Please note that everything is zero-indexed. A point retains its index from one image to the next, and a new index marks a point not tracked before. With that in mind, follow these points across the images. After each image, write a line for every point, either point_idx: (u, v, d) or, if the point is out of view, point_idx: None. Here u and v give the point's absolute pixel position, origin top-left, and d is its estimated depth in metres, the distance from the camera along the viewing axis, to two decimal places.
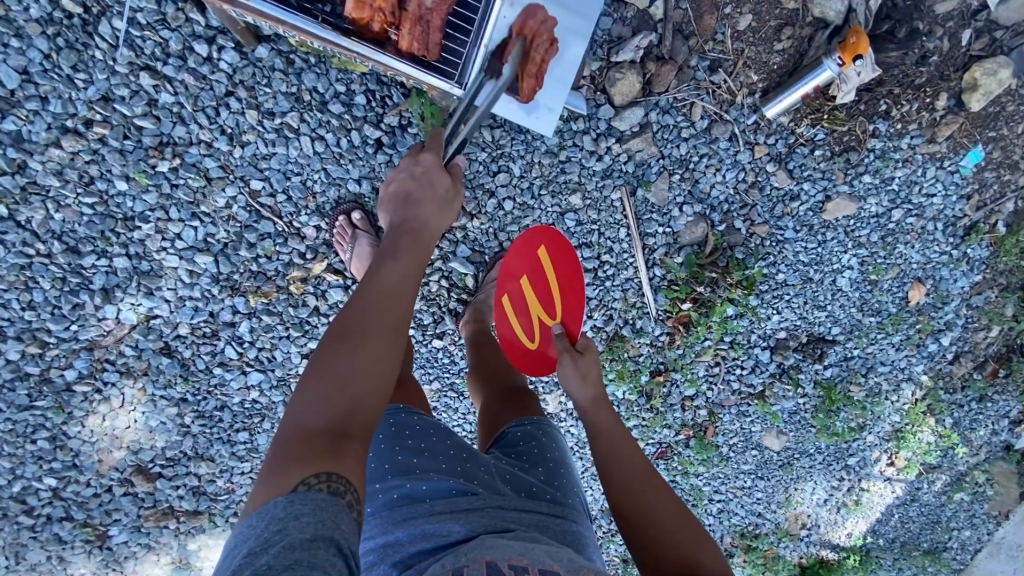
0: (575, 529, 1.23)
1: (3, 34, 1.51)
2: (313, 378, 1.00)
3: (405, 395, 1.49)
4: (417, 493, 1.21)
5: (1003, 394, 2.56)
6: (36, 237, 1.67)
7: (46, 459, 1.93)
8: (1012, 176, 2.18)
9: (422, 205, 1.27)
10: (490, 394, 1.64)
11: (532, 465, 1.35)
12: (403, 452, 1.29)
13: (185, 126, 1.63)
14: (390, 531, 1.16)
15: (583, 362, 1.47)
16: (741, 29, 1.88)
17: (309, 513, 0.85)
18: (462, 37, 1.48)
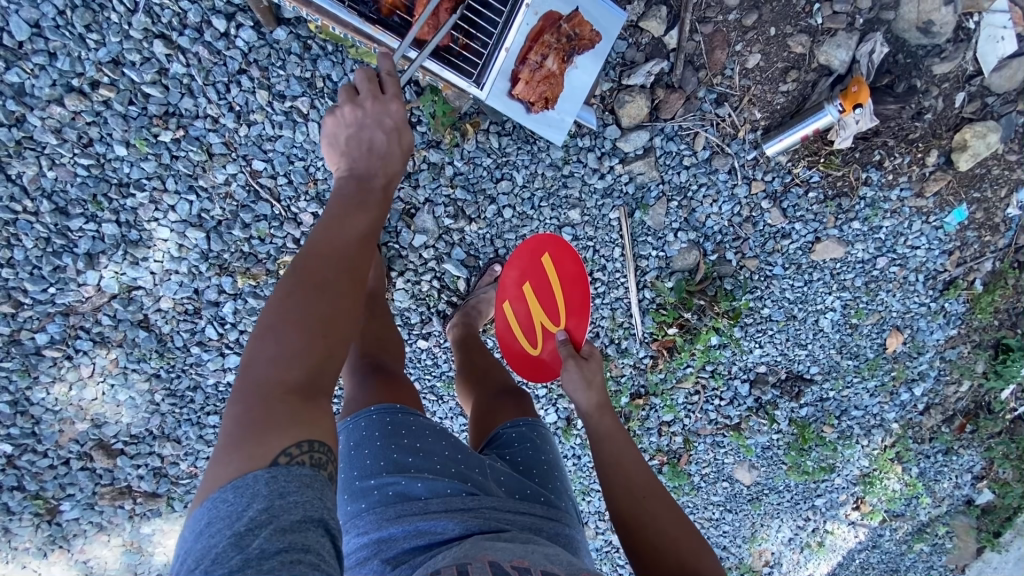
0: (568, 533, 1.24)
1: None
2: (269, 348, 0.92)
3: (401, 395, 1.40)
4: (412, 490, 1.20)
5: (969, 448, 2.61)
6: (25, 194, 1.62)
7: (4, 424, 1.89)
8: (992, 238, 2.26)
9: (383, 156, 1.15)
10: (481, 398, 1.63)
11: (527, 467, 1.35)
12: (396, 449, 1.26)
13: (193, 99, 1.59)
14: (384, 528, 1.15)
15: (587, 367, 1.51)
16: (749, 67, 1.90)
17: (294, 492, 0.83)
18: (484, 38, 1.51)
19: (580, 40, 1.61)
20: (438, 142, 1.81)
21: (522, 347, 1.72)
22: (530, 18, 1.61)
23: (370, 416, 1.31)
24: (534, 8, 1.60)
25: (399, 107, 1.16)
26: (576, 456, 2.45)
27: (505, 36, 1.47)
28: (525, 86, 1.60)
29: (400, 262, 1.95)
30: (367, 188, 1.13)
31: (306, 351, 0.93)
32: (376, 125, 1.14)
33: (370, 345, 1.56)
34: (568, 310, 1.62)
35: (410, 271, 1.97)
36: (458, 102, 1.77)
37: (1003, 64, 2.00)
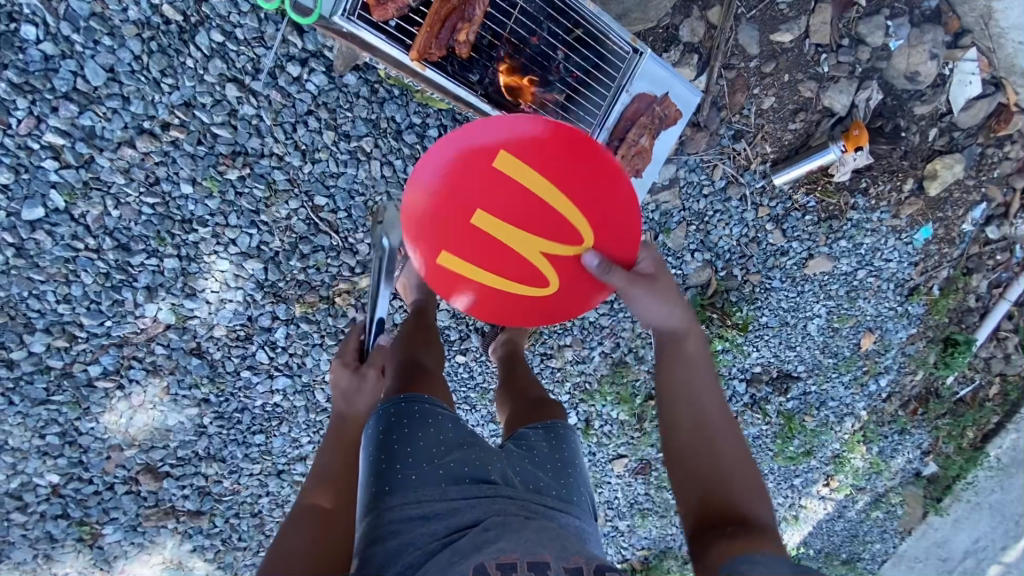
0: (575, 523, 1.31)
1: (94, 30, 1.46)
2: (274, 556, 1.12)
3: (437, 390, 1.50)
4: (433, 477, 1.26)
5: (920, 428, 3.01)
6: (87, 232, 1.62)
7: (51, 455, 1.89)
8: (950, 250, 2.60)
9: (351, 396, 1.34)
10: (518, 402, 1.70)
11: (543, 460, 1.40)
12: (423, 437, 1.32)
13: (261, 138, 1.63)
14: (405, 511, 1.20)
15: (654, 287, 1.29)
16: (764, 108, 2.10)
17: None
18: (590, 118, 1.68)
19: (667, 119, 1.71)
20: None
21: (528, 303, 1.30)
22: (624, 98, 1.68)
23: (398, 404, 1.38)
24: (629, 89, 1.67)
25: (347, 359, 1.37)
26: (591, 453, 2.66)
27: (607, 118, 1.67)
28: (623, 162, 1.69)
29: None
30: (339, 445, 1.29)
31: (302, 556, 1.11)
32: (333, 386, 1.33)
33: (417, 343, 1.66)
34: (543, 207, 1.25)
35: None
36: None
37: (970, 104, 2.29)
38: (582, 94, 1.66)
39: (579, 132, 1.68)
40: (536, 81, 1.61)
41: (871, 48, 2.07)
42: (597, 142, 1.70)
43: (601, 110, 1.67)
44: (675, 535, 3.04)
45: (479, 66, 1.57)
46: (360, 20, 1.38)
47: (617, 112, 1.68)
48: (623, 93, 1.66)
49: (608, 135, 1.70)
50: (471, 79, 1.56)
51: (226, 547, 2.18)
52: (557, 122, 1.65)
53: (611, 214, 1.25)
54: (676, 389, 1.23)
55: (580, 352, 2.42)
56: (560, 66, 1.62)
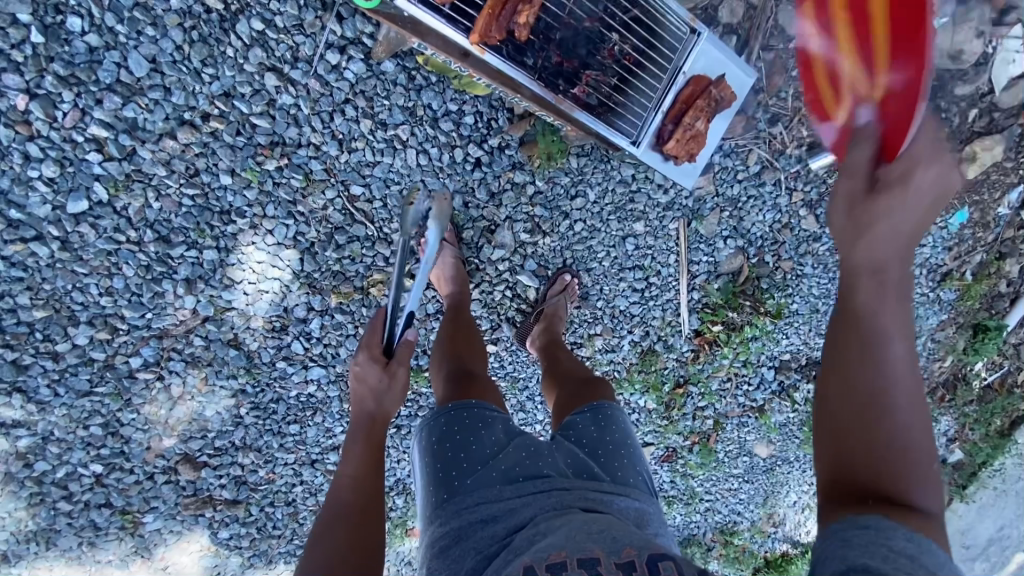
0: (638, 506, 1.30)
1: (137, 20, 1.45)
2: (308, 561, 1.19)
3: (485, 392, 1.51)
4: (487, 478, 1.28)
5: (947, 414, 2.99)
6: (129, 224, 1.62)
7: (95, 446, 1.91)
8: (984, 234, 2.56)
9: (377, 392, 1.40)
10: (566, 392, 1.68)
11: (594, 447, 1.39)
12: (475, 441, 1.35)
13: (299, 128, 1.62)
14: (465, 516, 1.24)
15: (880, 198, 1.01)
16: (802, 90, 2.04)
17: None
18: (644, 102, 1.65)
19: (724, 101, 1.66)
20: (524, 163, 1.87)
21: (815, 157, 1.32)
22: (679, 81, 1.63)
23: (448, 412, 1.42)
24: (685, 72, 1.63)
25: (366, 354, 1.42)
26: None
27: (663, 100, 1.64)
28: (675, 144, 1.67)
29: (478, 275, 2.06)
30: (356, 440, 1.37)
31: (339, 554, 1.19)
32: (357, 382, 1.42)
33: (462, 351, 1.67)
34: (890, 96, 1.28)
35: (486, 282, 2.08)
36: (572, 144, 1.89)
37: (1012, 84, 2.22)
38: (634, 76, 1.64)
39: (633, 114, 1.66)
40: (590, 68, 1.60)
41: None
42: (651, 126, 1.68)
43: (656, 92, 1.65)
44: (699, 522, 3.05)
45: (534, 52, 1.56)
46: (419, 2, 1.41)
47: (672, 96, 1.64)
48: (679, 75, 1.62)
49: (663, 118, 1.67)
50: (525, 63, 1.56)
51: (262, 535, 2.21)
52: (611, 104, 1.64)
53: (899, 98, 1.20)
54: (863, 315, 0.94)
55: (610, 341, 2.40)
56: (613, 48, 1.59)
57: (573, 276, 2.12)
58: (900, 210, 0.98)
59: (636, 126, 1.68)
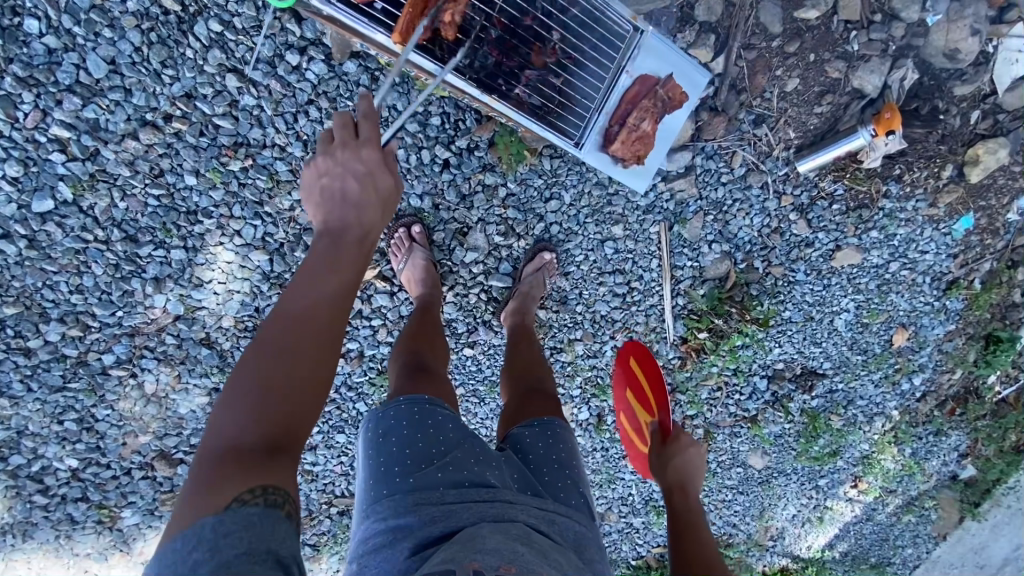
0: (580, 529, 1.28)
1: (95, 22, 1.47)
2: (228, 404, 0.98)
3: (437, 387, 1.46)
4: (430, 480, 1.22)
5: (958, 429, 2.83)
6: (96, 224, 1.64)
7: (70, 440, 1.95)
8: (993, 241, 2.42)
9: (358, 204, 1.17)
10: (526, 386, 1.64)
11: (542, 463, 1.36)
12: (423, 439, 1.28)
13: (263, 129, 1.62)
14: (403, 516, 1.18)
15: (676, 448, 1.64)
16: (788, 90, 1.96)
17: (235, 530, 0.87)
18: (587, 102, 1.67)
19: (672, 103, 1.69)
20: (495, 166, 1.87)
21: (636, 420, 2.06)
22: (625, 79, 1.68)
23: (400, 406, 1.32)
24: (630, 70, 1.68)
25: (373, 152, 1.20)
26: (605, 449, 2.61)
27: (605, 100, 1.67)
28: (619, 144, 1.69)
29: (451, 278, 2.04)
30: (327, 251, 1.14)
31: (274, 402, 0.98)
32: (352, 177, 1.17)
33: (419, 345, 1.62)
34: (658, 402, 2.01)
35: (460, 285, 2.06)
36: (537, 144, 1.85)
37: (1017, 84, 2.12)
38: (576, 76, 1.64)
39: (577, 115, 1.68)
40: (529, 65, 1.57)
41: (906, 24, 1.90)
42: (597, 126, 1.71)
43: (597, 93, 1.67)
44: None
45: (468, 49, 1.51)
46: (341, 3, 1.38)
47: (617, 96, 1.68)
48: (623, 73, 1.66)
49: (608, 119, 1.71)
50: (459, 62, 1.51)
51: None
52: (551, 106, 1.64)
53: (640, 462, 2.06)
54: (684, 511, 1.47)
55: (592, 346, 2.33)
56: (555, 47, 1.57)
57: (552, 252, 2.04)
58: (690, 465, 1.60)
59: (580, 126, 1.70)
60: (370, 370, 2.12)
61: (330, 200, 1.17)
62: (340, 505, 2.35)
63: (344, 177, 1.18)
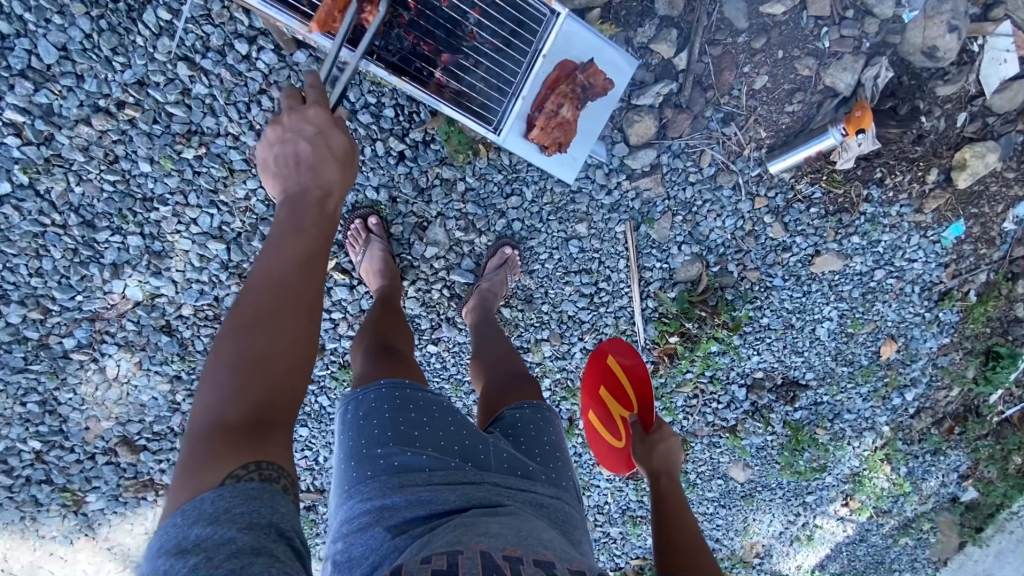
0: (570, 510, 1.24)
1: (45, 9, 1.52)
2: (210, 382, 0.96)
3: (408, 371, 1.38)
4: (415, 462, 1.17)
5: (957, 449, 2.67)
6: (53, 208, 1.69)
7: (33, 422, 1.98)
8: (988, 251, 2.28)
9: (315, 168, 1.13)
10: (498, 378, 1.59)
11: (530, 446, 1.32)
12: (405, 422, 1.22)
13: (215, 118, 1.66)
14: (387, 496, 1.12)
15: (658, 438, 1.56)
16: (757, 87, 1.95)
17: (239, 505, 0.85)
18: (505, 88, 1.66)
19: (593, 88, 1.71)
20: (452, 160, 1.88)
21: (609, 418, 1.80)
22: (546, 66, 1.70)
23: (380, 389, 1.26)
24: (550, 57, 1.69)
25: (324, 114, 1.16)
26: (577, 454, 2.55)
27: (522, 85, 1.65)
28: (540, 132, 1.72)
29: (412, 272, 2.03)
30: (287, 221, 1.10)
31: (251, 378, 0.96)
32: (305, 142, 1.13)
33: (384, 331, 1.55)
34: (640, 397, 1.74)
35: (421, 280, 2.04)
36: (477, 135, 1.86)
37: (1004, 86, 2.01)
38: (494, 62, 1.62)
39: (494, 99, 1.66)
40: (442, 48, 1.57)
41: (880, 20, 1.90)
42: (516, 112, 1.69)
43: (516, 79, 1.65)
44: None
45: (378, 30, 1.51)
46: None
47: (537, 83, 1.70)
48: (540, 58, 1.63)
49: (526, 104, 1.70)
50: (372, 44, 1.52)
51: None
52: (471, 91, 1.64)
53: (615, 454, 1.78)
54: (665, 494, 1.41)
55: (560, 348, 2.26)
56: (472, 31, 1.58)
57: (513, 248, 2.01)
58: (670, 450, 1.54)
59: (499, 113, 1.68)
60: (332, 364, 2.11)
61: (285, 169, 1.13)
62: (305, 500, 2.33)
63: (294, 146, 1.13)
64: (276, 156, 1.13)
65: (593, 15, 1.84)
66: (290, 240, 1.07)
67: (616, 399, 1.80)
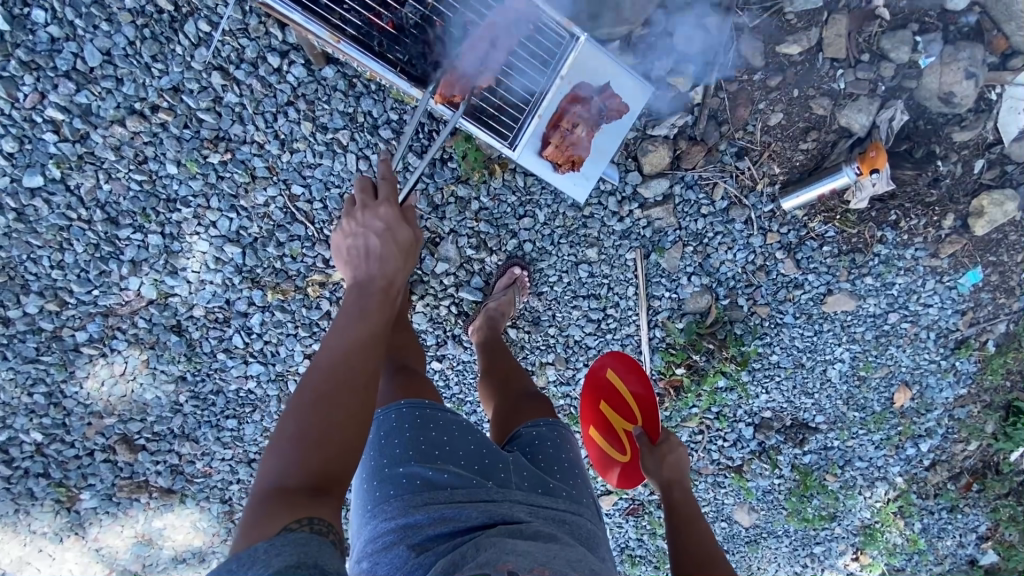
0: (592, 528, 1.19)
1: (95, 16, 1.61)
2: (274, 451, 0.98)
3: (422, 391, 1.34)
4: (437, 480, 1.15)
5: (976, 508, 2.55)
6: (81, 203, 1.75)
7: (38, 414, 2.00)
8: (1007, 300, 2.23)
9: (381, 259, 1.18)
10: (509, 397, 1.56)
11: (549, 463, 1.28)
12: (426, 442, 1.21)
13: (243, 126, 1.73)
14: (410, 514, 1.11)
15: (662, 448, 1.50)
16: (771, 124, 1.98)
17: (288, 547, 0.84)
18: (521, 105, 1.69)
19: (608, 111, 1.76)
20: (467, 179, 1.94)
21: (613, 433, 1.76)
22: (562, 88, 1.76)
23: (400, 409, 1.26)
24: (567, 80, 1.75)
25: (392, 210, 1.21)
26: None
27: (539, 103, 1.67)
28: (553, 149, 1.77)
29: (421, 287, 2.05)
30: (353, 308, 1.14)
31: (313, 449, 0.97)
32: (374, 236, 1.18)
33: (396, 344, 1.51)
34: (644, 411, 1.71)
35: (430, 296, 2.06)
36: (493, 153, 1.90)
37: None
38: (512, 80, 1.66)
39: (509, 115, 1.70)
40: None
41: (896, 64, 1.92)
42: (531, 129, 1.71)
43: (533, 97, 1.68)
44: None
45: (402, 43, 1.54)
46: None
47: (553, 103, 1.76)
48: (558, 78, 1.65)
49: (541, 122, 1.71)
50: (394, 57, 1.55)
51: (192, 528, 2.21)
52: (489, 108, 1.68)
53: (621, 470, 1.74)
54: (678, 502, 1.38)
55: (564, 372, 2.24)
56: None
57: (523, 268, 2.03)
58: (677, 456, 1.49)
59: (514, 129, 1.71)
60: None
61: (355, 261, 1.19)
62: None
63: (363, 239, 1.19)
64: (348, 247, 1.19)
65: (612, 47, 1.90)
66: (354, 328, 1.10)
67: (618, 413, 1.76)
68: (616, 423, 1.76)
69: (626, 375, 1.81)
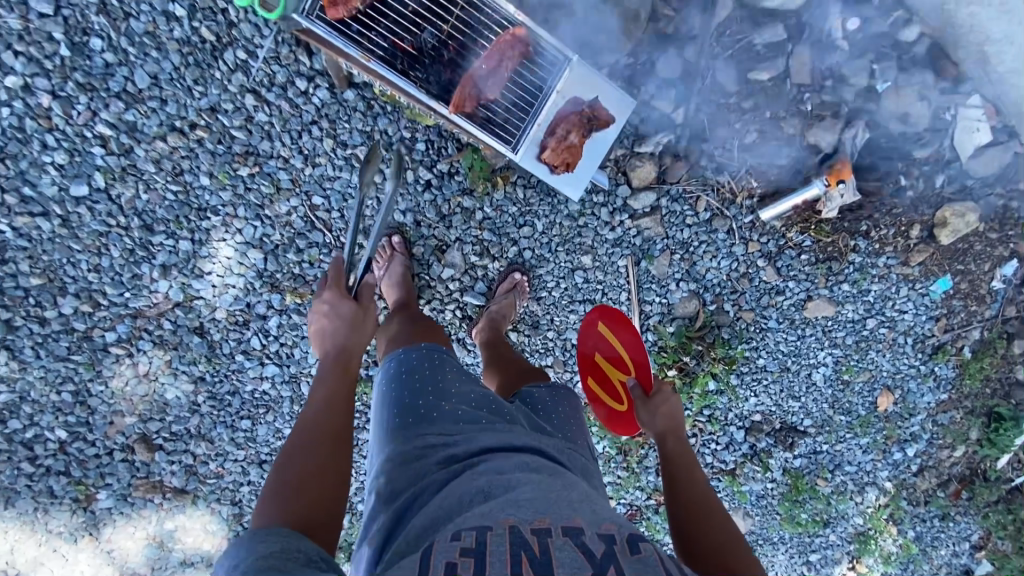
0: (585, 462, 1.35)
1: (145, 45, 1.82)
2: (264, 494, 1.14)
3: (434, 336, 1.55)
4: (453, 411, 1.29)
5: (966, 516, 2.62)
6: (120, 211, 1.92)
7: (64, 412, 2.11)
8: (978, 308, 2.36)
9: (335, 333, 1.42)
10: (511, 379, 1.74)
11: (547, 412, 1.45)
12: (442, 379, 1.34)
13: (271, 142, 1.91)
14: (427, 438, 1.23)
15: (656, 398, 1.62)
16: (748, 142, 2.18)
17: (276, 546, 1.00)
18: (523, 116, 1.90)
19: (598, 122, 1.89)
20: (472, 190, 2.10)
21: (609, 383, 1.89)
22: None
23: (418, 351, 1.41)
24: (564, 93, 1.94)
25: (337, 292, 1.47)
26: None
27: (539, 113, 1.88)
28: (551, 153, 1.90)
29: (428, 292, 2.20)
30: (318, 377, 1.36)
31: (295, 485, 1.14)
32: (325, 317, 1.43)
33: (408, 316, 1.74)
34: (636, 363, 1.83)
35: (437, 300, 2.21)
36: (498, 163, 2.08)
37: (976, 154, 2.19)
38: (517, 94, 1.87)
39: (513, 125, 1.90)
40: None
41: (858, 88, 2.14)
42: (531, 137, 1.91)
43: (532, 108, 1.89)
44: None
45: (422, 63, 1.76)
46: (318, 20, 1.68)
47: None
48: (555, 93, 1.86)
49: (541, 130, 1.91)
50: (413, 74, 1.77)
51: (203, 529, 2.28)
52: (494, 119, 1.88)
53: (616, 417, 1.86)
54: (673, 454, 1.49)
55: (562, 375, 2.38)
56: None
57: (523, 274, 2.19)
58: (671, 408, 1.60)
59: (517, 136, 1.91)
60: None
61: (318, 340, 1.43)
62: None
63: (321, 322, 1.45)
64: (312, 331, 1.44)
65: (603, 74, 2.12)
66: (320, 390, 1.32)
67: (613, 363, 1.89)
68: (611, 373, 1.89)
69: (619, 329, 1.94)
